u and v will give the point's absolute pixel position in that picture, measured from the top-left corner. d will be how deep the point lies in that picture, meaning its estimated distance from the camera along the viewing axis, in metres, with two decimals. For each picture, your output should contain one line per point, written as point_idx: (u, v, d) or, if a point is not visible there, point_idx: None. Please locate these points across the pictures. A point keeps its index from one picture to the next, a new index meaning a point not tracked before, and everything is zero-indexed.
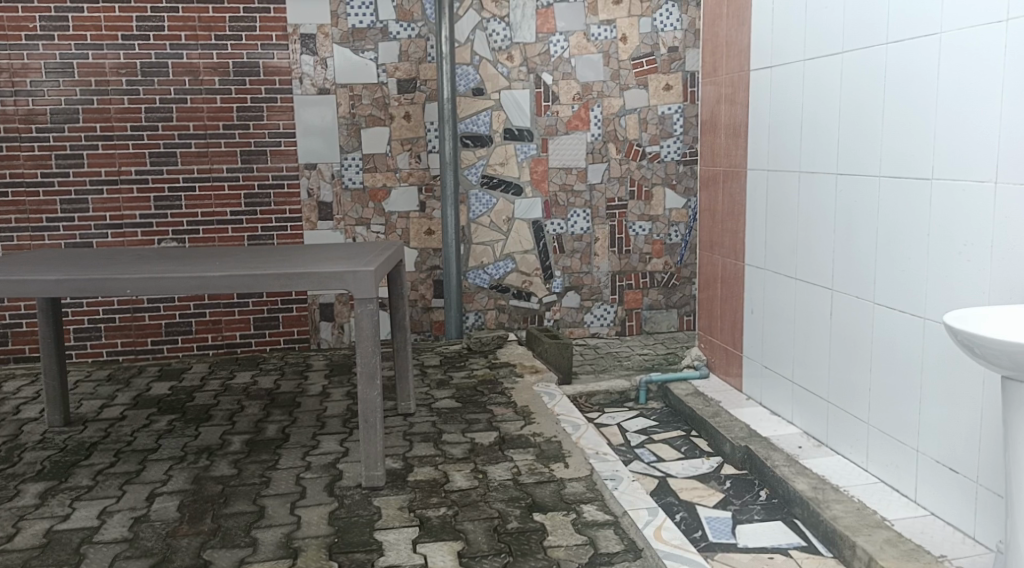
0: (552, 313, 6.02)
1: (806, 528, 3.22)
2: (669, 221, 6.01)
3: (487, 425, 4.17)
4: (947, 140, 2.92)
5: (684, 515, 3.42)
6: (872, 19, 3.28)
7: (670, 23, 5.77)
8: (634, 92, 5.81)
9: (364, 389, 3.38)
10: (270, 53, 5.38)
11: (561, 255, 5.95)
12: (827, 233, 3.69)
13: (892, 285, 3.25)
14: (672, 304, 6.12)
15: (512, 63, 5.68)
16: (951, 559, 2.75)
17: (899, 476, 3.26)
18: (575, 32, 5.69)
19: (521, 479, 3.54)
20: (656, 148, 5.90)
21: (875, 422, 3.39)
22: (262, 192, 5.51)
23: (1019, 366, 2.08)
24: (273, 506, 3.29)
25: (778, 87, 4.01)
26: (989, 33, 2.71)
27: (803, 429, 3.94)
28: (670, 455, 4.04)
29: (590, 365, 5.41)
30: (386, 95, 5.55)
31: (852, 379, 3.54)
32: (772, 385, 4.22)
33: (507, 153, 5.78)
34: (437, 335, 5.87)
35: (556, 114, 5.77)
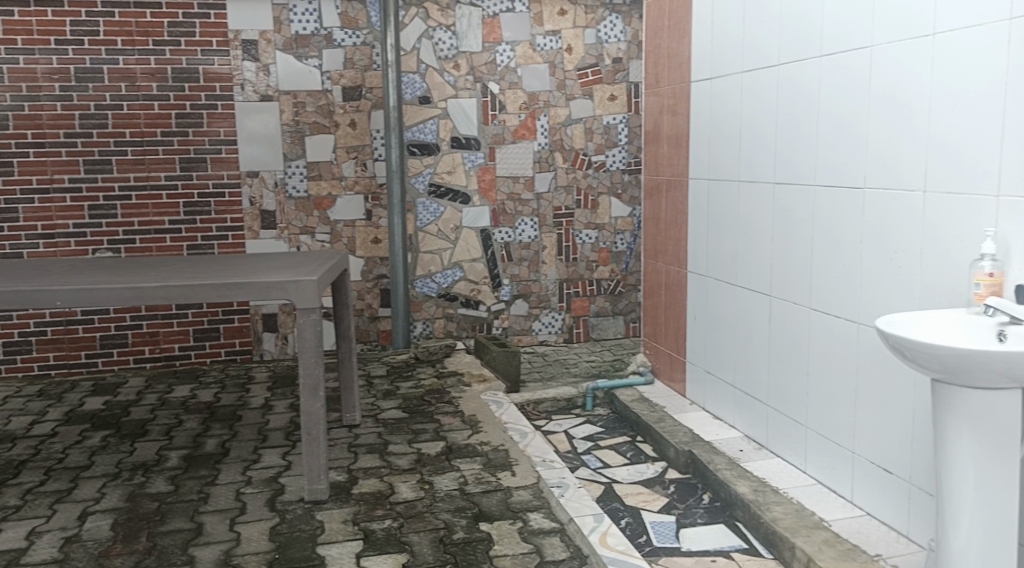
0: (500, 321, 6.03)
1: (747, 530, 3.27)
2: (614, 229, 6.07)
3: (434, 435, 4.14)
4: (878, 149, 3.00)
5: (629, 521, 3.44)
6: (806, 32, 3.36)
7: (614, 35, 5.85)
8: (579, 102, 5.86)
9: (307, 400, 3.34)
10: (211, 59, 5.29)
11: (509, 263, 5.96)
12: (765, 240, 3.76)
13: (828, 292, 3.32)
14: (618, 311, 6.19)
15: (459, 72, 5.68)
16: (885, 558, 2.81)
17: (835, 477, 3.33)
18: (521, 42, 5.72)
19: (467, 488, 3.52)
20: (601, 157, 5.96)
21: (812, 425, 3.46)
22: (202, 201, 5.41)
23: (947, 370, 2.14)
24: (212, 523, 3.22)
25: (718, 98, 4.08)
26: (916, 48, 2.80)
27: (744, 433, 4.00)
28: (616, 461, 4.06)
29: (538, 373, 5.42)
30: (331, 103, 5.50)
31: (790, 383, 3.61)
32: (714, 389, 4.28)
33: (454, 161, 5.77)
34: (384, 344, 5.82)
35: (502, 123, 5.79)
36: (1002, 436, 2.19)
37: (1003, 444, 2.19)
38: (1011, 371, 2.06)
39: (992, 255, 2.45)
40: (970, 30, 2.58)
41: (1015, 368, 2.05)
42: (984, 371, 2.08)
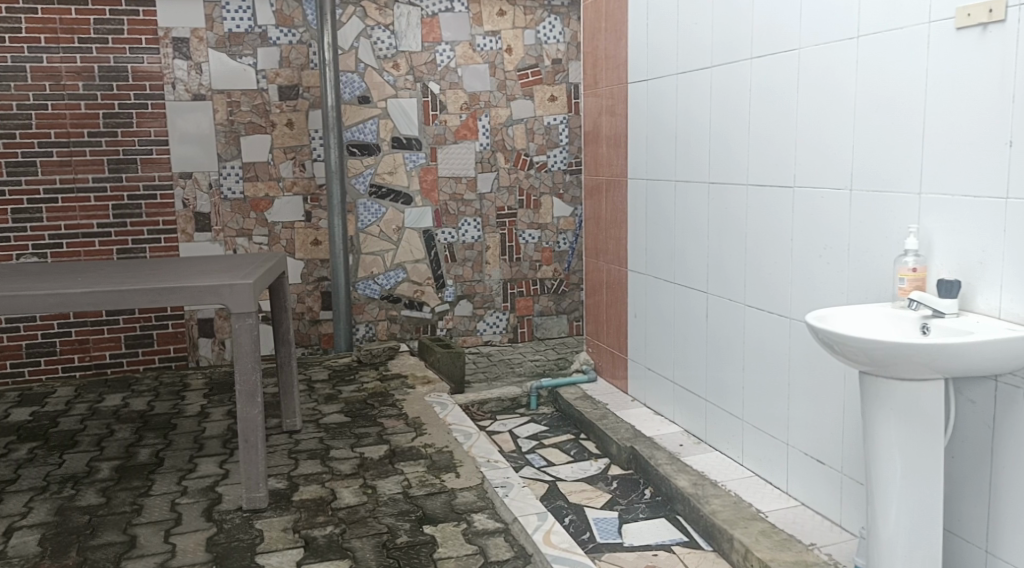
0: (444, 322, 6.01)
1: (687, 524, 3.32)
2: (557, 229, 6.11)
3: (377, 439, 4.11)
4: (807, 148, 3.08)
5: (572, 518, 3.45)
6: (737, 35, 3.43)
7: (553, 36, 5.88)
8: (520, 102, 5.88)
9: (244, 407, 3.28)
10: (140, 57, 5.16)
11: (453, 263, 5.94)
12: (701, 239, 3.83)
13: (761, 288, 3.40)
14: (562, 310, 6.23)
15: (398, 72, 5.64)
16: (819, 546, 2.88)
17: (771, 469, 3.40)
18: (460, 43, 5.71)
19: (410, 492, 3.50)
20: (543, 157, 5.99)
21: (748, 418, 3.53)
22: (133, 203, 5.27)
23: (874, 361, 2.20)
24: (145, 535, 3.14)
25: (655, 98, 4.13)
26: (841, 49, 2.87)
27: (684, 427, 4.07)
28: (560, 459, 4.08)
29: (482, 373, 5.42)
30: (267, 102, 5.42)
31: (726, 377, 3.68)
32: (654, 386, 4.34)
33: (396, 161, 5.73)
34: (326, 348, 5.75)
35: (444, 123, 5.77)
36: (927, 425, 2.26)
37: (927, 434, 2.27)
38: (934, 363, 2.13)
39: (916, 251, 2.52)
40: (890, 33, 2.66)
41: (938, 359, 2.12)
42: (909, 363, 2.15)
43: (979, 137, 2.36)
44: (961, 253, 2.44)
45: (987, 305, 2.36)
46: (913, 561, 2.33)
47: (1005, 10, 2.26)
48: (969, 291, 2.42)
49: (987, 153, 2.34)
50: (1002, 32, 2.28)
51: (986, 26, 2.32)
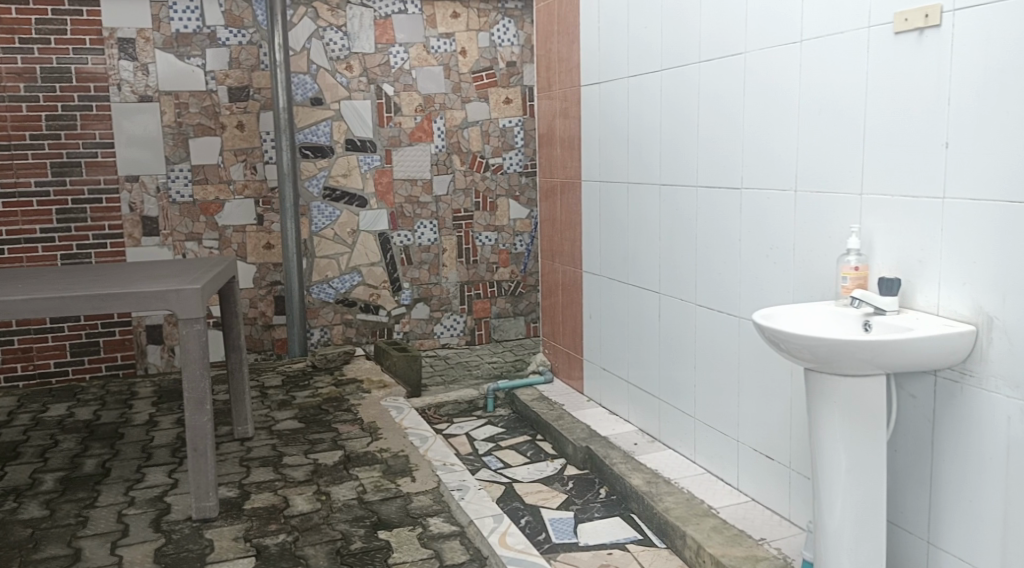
0: (401, 326, 5.98)
1: (642, 522, 3.35)
2: (513, 231, 6.13)
3: (332, 444, 4.07)
4: (754, 150, 3.13)
5: (529, 519, 3.46)
6: (685, 39, 3.48)
7: (507, 38, 5.90)
8: (475, 105, 5.88)
9: (193, 414, 3.23)
10: (84, 58, 5.05)
11: (409, 266, 5.92)
12: (653, 239, 3.87)
13: (712, 288, 3.44)
14: (519, 312, 6.24)
15: (352, 73, 5.60)
16: (769, 541, 2.93)
17: (723, 466, 3.45)
18: (415, 44, 5.70)
19: (365, 497, 3.47)
20: (499, 160, 6.00)
21: (701, 416, 3.58)
22: (77, 207, 5.15)
23: (818, 359, 2.25)
24: (91, 547, 3.07)
25: (607, 101, 4.17)
26: (786, 53, 2.92)
27: (638, 426, 4.11)
28: (516, 461, 4.09)
29: (439, 376, 5.40)
30: (216, 103, 5.34)
31: (679, 376, 3.73)
32: (609, 386, 4.37)
33: (350, 163, 5.68)
34: (280, 353, 5.68)
35: (398, 125, 5.74)
36: (869, 420, 2.32)
37: (870, 428, 2.32)
38: (876, 358, 2.19)
39: (857, 250, 2.59)
40: (832, 38, 2.72)
41: (880, 355, 2.17)
42: (851, 360, 2.20)
43: (916, 139, 2.43)
44: (901, 252, 2.50)
45: (926, 302, 2.43)
46: (858, 553, 2.38)
47: (941, 15, 2.32)
48: (909, 289, 2.48)
49: (925, 155, 2.40)
50: (938, 37, 2.34)
51: (923, 31, 2.38)
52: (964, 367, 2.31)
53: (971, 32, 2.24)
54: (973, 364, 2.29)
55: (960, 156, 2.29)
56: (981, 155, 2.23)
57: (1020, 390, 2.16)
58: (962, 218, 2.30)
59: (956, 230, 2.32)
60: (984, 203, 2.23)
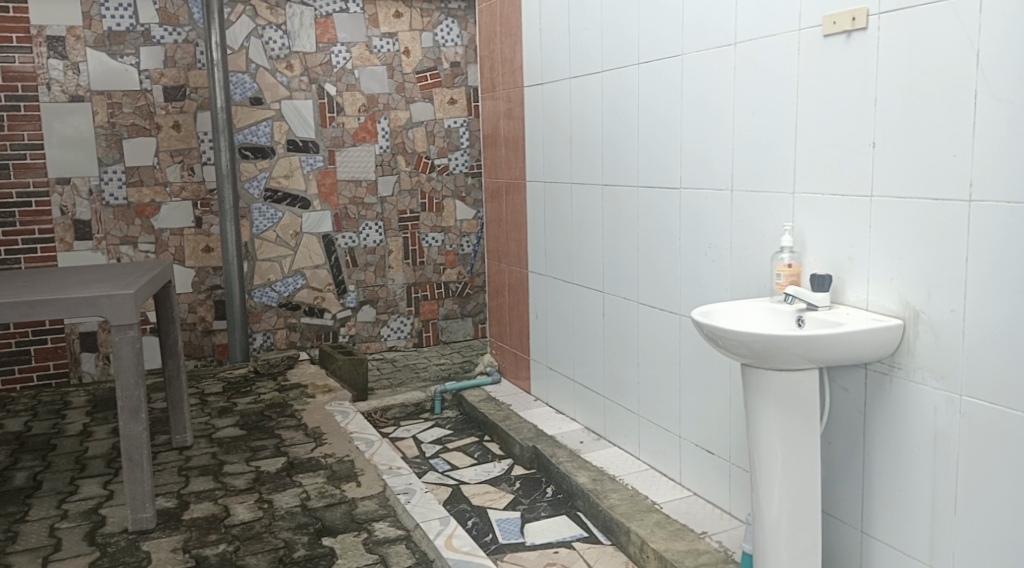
0: (346, 329, 5.92)
1: (587, 520, 3.37)
2: (460, 232, 6.12)
3: (275, 451, 4.01)
4: (691, 150, 3.18)
5: (475, 520, 3.44)
6: (624, 41, 3.52)
7: (450, 39, 5.89)
8: (419, 105, 5.86)
9: (127, 424, 3.15)
10: (11, 56, 4.89)
11: (354, 268, 5.86)
12: (596, 239, 3.90)
13: (652, 286, 3.49)
14: (467, 313, 6.24)
15: (292, 72, 5.53)
16: (710, 534, 2.98)
17: (666, 462, 3.50)
18: (357, 44, 5.65)
19: (309, 504, 3.43)
20: (444, 160, 5.99)
21: (644, 413, 3.62)
22: (5, 211, 4.99)
23: (754, 354, 2.29)
24: (21, 564, 2.97)
25: (549, 102, 4.19)
26: (722, 56, 2.97)
27: (584, 425, 4.14)
28: (463, 462, 4.08)
29: (386, 379, 5.35)
30: (151, 103, 5.22)
31: (622, 374, 3.77)
32: (556, 385, 4.40)
33: (292, 164, 5.61)
34: (220, 359, 5.58)
35: (341, 126, 5.69)
36: (802, 412, 2.38)
37: (805, 421, 2.38)
38: (809, 354, 2.24)
39: (790, 248, 2.65)
40: (765, 40, 2.77)
41: (812, 350, 2.23)
42: (785, 354, 2.25)
43: (845, 140, 2.49)
44: (831, 249, 2.57)
45: (856, 298, 2.49)
46: (795, 543, 2.43)
47: (866, 19, 2.38)
48: (839, 286, 2.55)
49: (853, 156, 2.47)
50: (864, 40, 2.40)
51: (850, 34, 2.44)
52: (893, 360, 2.38)
53: (896, 36, 2.30)
54: (901, 357, 2.36)
55: (887, 155, 2.36)
56: (906, 153, 2.30)
57: (945, 381, 2.24)
58: (889, 215, 2.37)
59: (884, 226, 2.39)
60: (909, 201, 2.30)
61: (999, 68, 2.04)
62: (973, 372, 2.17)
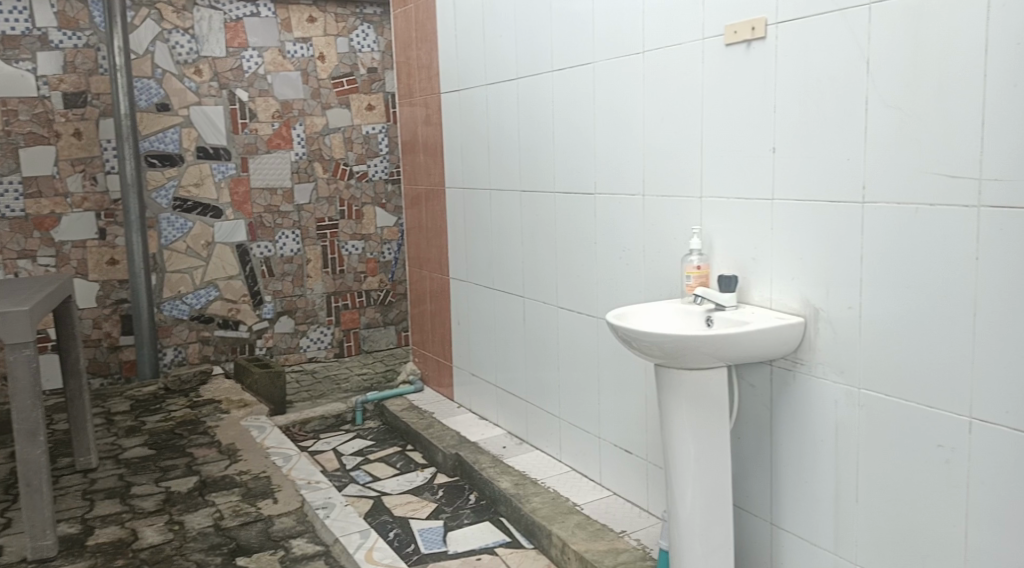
0: (263, 341, 5.78)
1: (510, 525, 3.37)
2: (381, 239, 6.06)
3: (186, 470, 3.89)
4: (604, 156, 3.23)
5: (397, 531, 3.38)
6: (537, 49, 3.54)
7: (367, 44, 5.84)
8: (336, 111, 5.78)
9: (25, 448, 3.02)
10: None
11: (270, 278, 5.73)
12: (515, 244, 3.92)
13: (571, 290, 3.52)
14: (390, 321, 6.19)
15: (201, 78, 5.38)
16: (629, 533, 3.02)
17: (586, 463, 3.53)
18: (269, 49, 5.54)
19: (223, 523, 3.34)
20: (363, 167, 5.92)
21: (565, 415, 3.65)
22: None
23: (667, 355, 2.33)
24: None
25: (466, 109, 4.19)
26: (631, 64, 3.02)
27: (507, 429, 4.15)
28: (385, 473, 4.02)
29: (306, 392, 5.24)
30: (50, 110, 5.00)
31: (543, 378, 3.79)
32: (478, 391, 4.40)
33: (202, 172, 5.45)
34: (128, 377, 5.39)
35: (254, 132, 5.56)
36: (712, 409, 2.43)
37: (714, 417, 2.44)
38: (718, 352, 2.29)
39: (698, 250, 2.71)
40: (671, 49, 2.83)
41: (720, 349, 2.28)
42: (696, 353, 2.30)
43: (747, 145, 2.57)
44: (737, 251, 2.64)
45: (761, 297, 2.57)
46: (709, 537, 2.48)
47: (765, 28, 2.45)
48: (745, 286, 2.62)
49: (755, 161, 2.54)
50: (763, 49, 2.47)
51: (750, 43, 2.52)
52: (796, 356, 2.46)
53: (793, 45, 2.38)
54: (804, 353, 2.44)
55: (786, 159, 2.44)
56: (804, 157, 2.38)
57: (845, 375, 2.32)
58: (789, 217, 2.45)
59: (787, 227, 2.46)
60: (809, 204, 2.38)
61: (886, 75, 2.14)
62: (869, 365, 2.26)
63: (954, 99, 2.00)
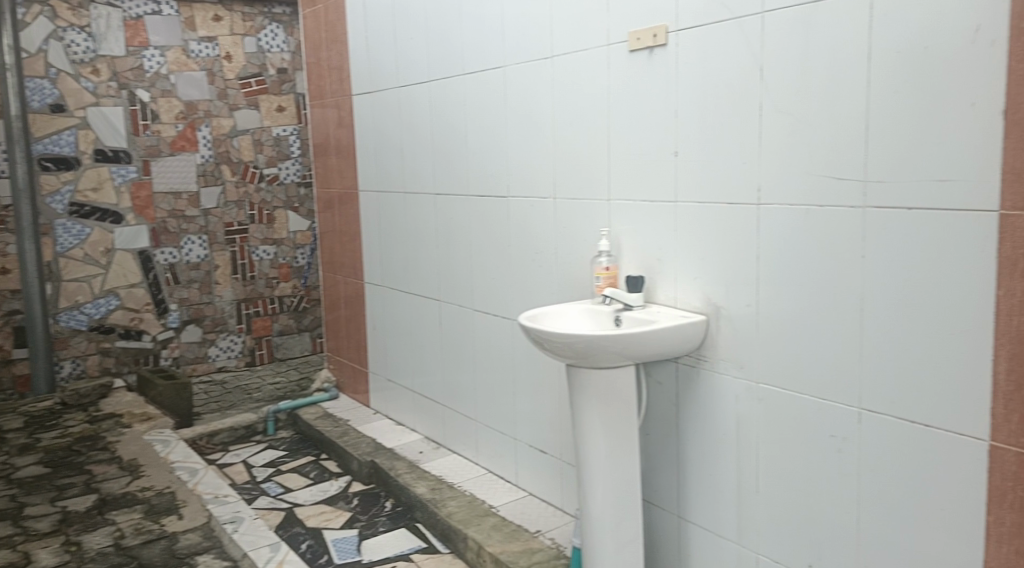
0: (169, 351, 5.59)
1: (426, 530, 3.35)
2: (293, 244, 5.95)
3: (84, 488, 3.72)
4: (515, 160, 3.24)
5: (310, 543, 3.32)
6: (448, 52, 3.54)
7: (275, 45, 5.73)
8: (244, 112, 5.65)
9: None
10: None
11: (176, 285, 5.55)
12: (429, 248, 3.90)
13: (485, 293, 3.52)
14: (303, 328, 6.08)
15: (98, 78, 5.16)
16: (544, 533, 3.04)
17: (502, 465, 3.54)
18: (172, 48, 5.36)
19: (124, 542, 3.21)
20: (273, 170, 5.80)
21: (480, 418, 3.65)
22: None
23: (578, 355, 2.35)
24: None
25: (378, 111, 4.15)
26: (539, 69, 3.05)
27: (423, 434, 4.12)
28: (298, 483, 3.93)
29: (215, 402, 5.09)
30: None
31: (458, 381, 3.78)
32: (394, 396, 4.35)
33: (101, 175, 5.23)
34: (22, 393, 5.14)
35: (157, 134, 5.37)
36: (621, 407, 2.47)
37: (623, 416, 2.48)
38: (626, 351, 2.33)
39: (607, 251, 2.74)
40: (578, 54, 2.86)
41: (628, 348, 2.32)
42: (605, 353, 2.33)
43: (651, 150, 2.62)
44: (643, 252, 2.69)
45: (666, 296, 2.62)
46: (620, 533, 2.52)
47: (666, 35, 2.50)
48: (651, 286, 2.67)
49: (660, 165, 2.60)
50: (664, 56, 2.53)
51: (652, 49, 2.56)
52: (700, 353, 2.52)
53: (694, 51, 2.43)
54: (707, 350, 2.50)
55: (688, 162, 2.50)
56: (705, 160, 2.44)
57: (745, 370, 2.39)
58: (691, 218, 2.51)
59: (689, 228, 2.52)
60: (708, 205, 2.45)
61: (779, 80, 2.21)
62: (767, 361, 2.33)
63: (841, 104, 2.08)
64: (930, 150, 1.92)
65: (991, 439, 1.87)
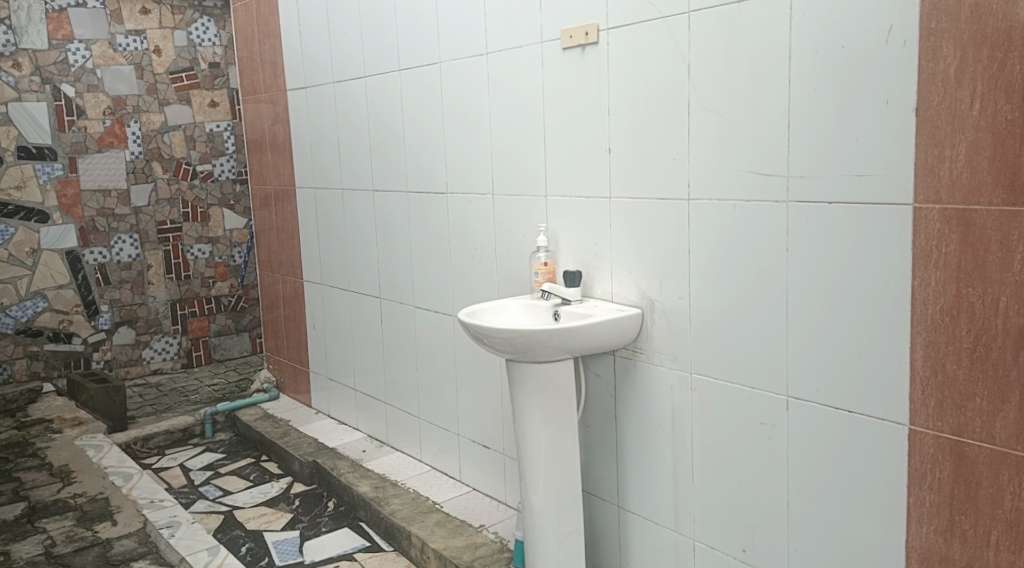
0: (101, 353, 5.44)
1: (370, 529, 3.34)
2: (230, 242, 5.85)
3: (13, 497, 3.61)
4: (453, 157, 3.25)
5: (250, 545, 3.27)
6: (383, 48, 3.52)
7: (207, 38, 5.62)
8: (175, 107, 5.52)
9: None
10: None
11: (106, 286, 5.40)
12: (368, 245, 3.88)
13: (425, 290, 3.52)
14: (242, 328, 5.98)
15: (20, 72, 4.99)
16: (488, 527, 3.05)
17: (445, 461, 3.55)
18: (98, 41, 5.21)
19: (55, 551, 3.13)
20: (207, 166, 5.69)
21: (423, 415, 3.65)
22: None
23: (518, 350, 2.37)
24: None
25: (313, 107, 4.11)
26: (473, 66, 3.06)
27: (366, 433, 4.10)
28: (237, 486, 3.87)
29: (150, 406, 4.97)
30: None
31: (400, 378, 3.78)
32: (336, 395, 4.32)
33: (24, 174, 5.06)
34: None
35: (83, 130, 5.21)
36: (559, 400, 2.50)
37: (562, 409, 2.51)
38: (564, 345, 2.35)
39: (545, 247, 2.76)
40: (511, 52, 2.88)
41: (566, 342, 2.35)
42: (543, 347, 2.35)
43: (586, 146, 2.64)
44: (581, 247, 2.72)
45: (603, 291, 2.66)
46: (561, 525, 2.55)
47: (598, 34, 2.53)
48: (589, 281, 2.71)
49: (594, 161, 2.63)
50: (596, 54, 2.56)
51: (584, 47, 2.59)
52: (636, 346, 2.56)
53: (625, 49, 2.46)
54: (643, 343, 2.54)
55: (622, 158, 2.53)
56: (638, 157, 2.48)
57: (679, 361, 2.44)
58: (626, 214, 2.55)
59: (623, 224, 2.56)
60: (641, 201, 2.49)
61: (706, 79, 2.26)
62: (700, 352, 2.38)
63: (766, 102, 2.13)
64: (848, 146, 1.98)
65: (909, 423, 1.95)
